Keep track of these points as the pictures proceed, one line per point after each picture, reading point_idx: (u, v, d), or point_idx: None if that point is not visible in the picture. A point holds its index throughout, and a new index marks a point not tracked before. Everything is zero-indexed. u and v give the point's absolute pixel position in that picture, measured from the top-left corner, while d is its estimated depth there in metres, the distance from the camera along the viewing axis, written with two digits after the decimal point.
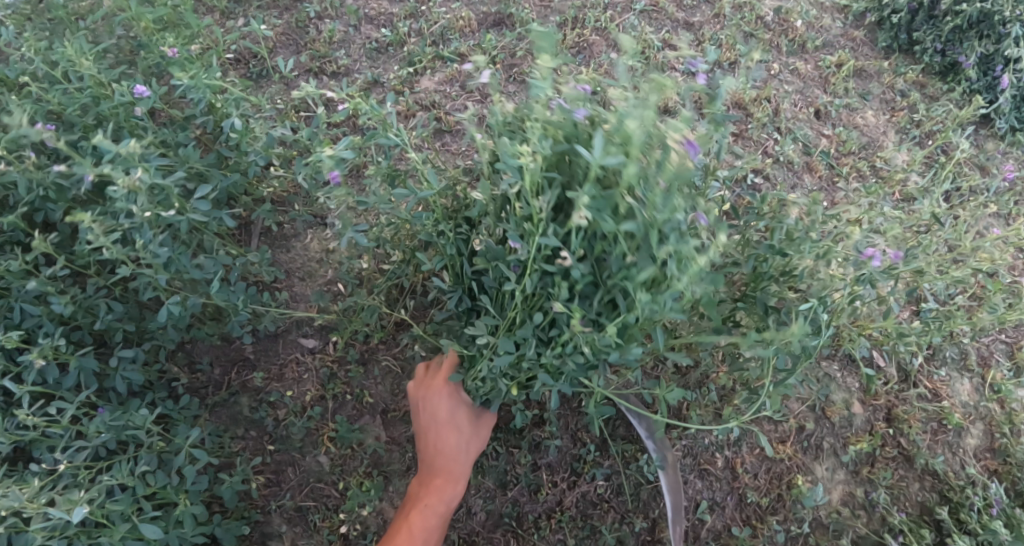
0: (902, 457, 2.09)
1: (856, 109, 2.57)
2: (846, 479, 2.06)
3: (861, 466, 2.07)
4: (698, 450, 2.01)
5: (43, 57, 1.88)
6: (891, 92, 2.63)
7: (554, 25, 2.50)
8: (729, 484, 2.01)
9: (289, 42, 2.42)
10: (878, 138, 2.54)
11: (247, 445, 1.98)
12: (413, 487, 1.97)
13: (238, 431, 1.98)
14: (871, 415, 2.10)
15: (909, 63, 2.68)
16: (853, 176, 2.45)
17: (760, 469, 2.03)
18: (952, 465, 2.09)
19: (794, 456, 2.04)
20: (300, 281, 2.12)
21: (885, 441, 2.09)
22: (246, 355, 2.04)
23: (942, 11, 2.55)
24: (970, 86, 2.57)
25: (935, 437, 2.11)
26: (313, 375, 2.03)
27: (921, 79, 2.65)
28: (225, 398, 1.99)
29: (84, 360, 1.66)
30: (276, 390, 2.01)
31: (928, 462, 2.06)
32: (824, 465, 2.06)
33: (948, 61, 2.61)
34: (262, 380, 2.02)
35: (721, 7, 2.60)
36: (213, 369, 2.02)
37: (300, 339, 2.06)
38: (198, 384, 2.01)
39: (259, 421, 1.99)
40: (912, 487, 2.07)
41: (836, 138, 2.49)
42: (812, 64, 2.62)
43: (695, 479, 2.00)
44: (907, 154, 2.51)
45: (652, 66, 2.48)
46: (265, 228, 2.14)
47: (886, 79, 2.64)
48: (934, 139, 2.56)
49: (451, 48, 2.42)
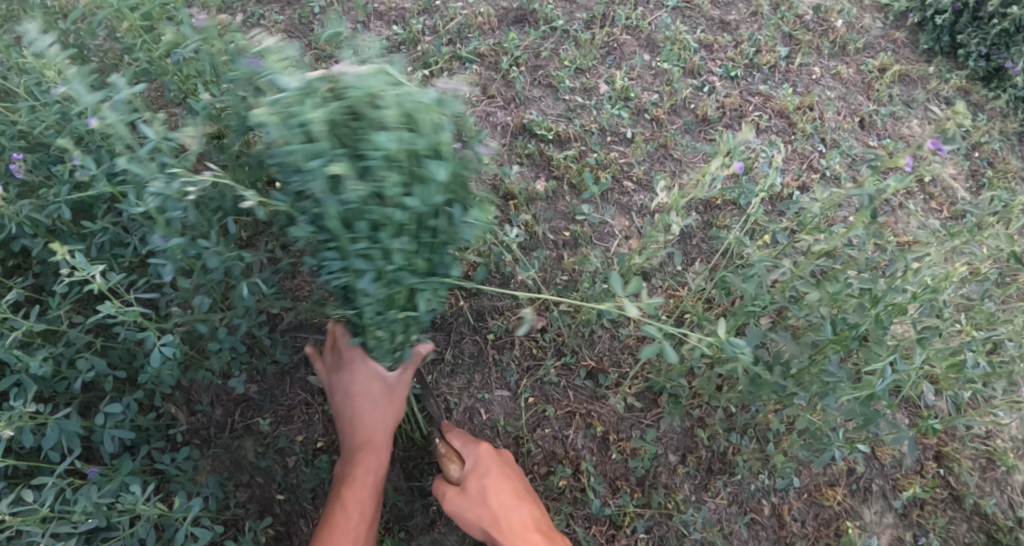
0: (951, 497, 1.97)
1: (902, 118, 2.39)
2: (895, 523, 1.94)
3: (910, 509, 1.95)
4: (743, 497, 1.91)
5: (13, 67, 1.67)
6: (937, 99, 2.45)
7: (581, 22, 2.30)
8: (775, 532, 1.90)
9: (292, 42, 2.21)
10: (923, 149, 2.36)
11: (254, 494, 1.89)
12: (438, 541, 1.88)
13: (243, 479, 1.89)
14: (921, 454, 1.98)
15: (954, 67, 2.51)
16: (901, 193, 2.26)
17: (807, 516, 1.92)
18: (1003, 505, 1.98)
19: (843, 500, 1.92)
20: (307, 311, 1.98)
21: (936, 482, 1.97)
22: (250, 395, 1.95)
23: (988, 13, 2.39)
24: (1017, 93, 2.40)
25: (984, 474, 1.99)
26: (324, 420, 1.95)
27: (966, 86, 2.48)
28: (229, 441, 1.90)
29: (62, 422, 1.49)
30: (284, 434, 1.93)
31: (978, 502, 1.95)
32: (873, 508, 1.94)
33: (993, 67, 2.44)
34: (268, 424, 1.93)
35: (758, 5, 2.41)
36: (214, 409, 1.93)
37: (308, 377, 1.96)
38: (198, 426, 1.91)
39: (267, 468, 1.90)
40: (961, 528, 1.95)
41: (882, 149, 2.31)
42: (854, 67, 2.44)
43: (741, 529, 1.89)
44: (954, 168, 2.34)
45: (688, 70, 2.28)
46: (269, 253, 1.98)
47: (931, 85, 2.46)
48: (981, 150, 2.41)
49: (469, 47, 2.22)
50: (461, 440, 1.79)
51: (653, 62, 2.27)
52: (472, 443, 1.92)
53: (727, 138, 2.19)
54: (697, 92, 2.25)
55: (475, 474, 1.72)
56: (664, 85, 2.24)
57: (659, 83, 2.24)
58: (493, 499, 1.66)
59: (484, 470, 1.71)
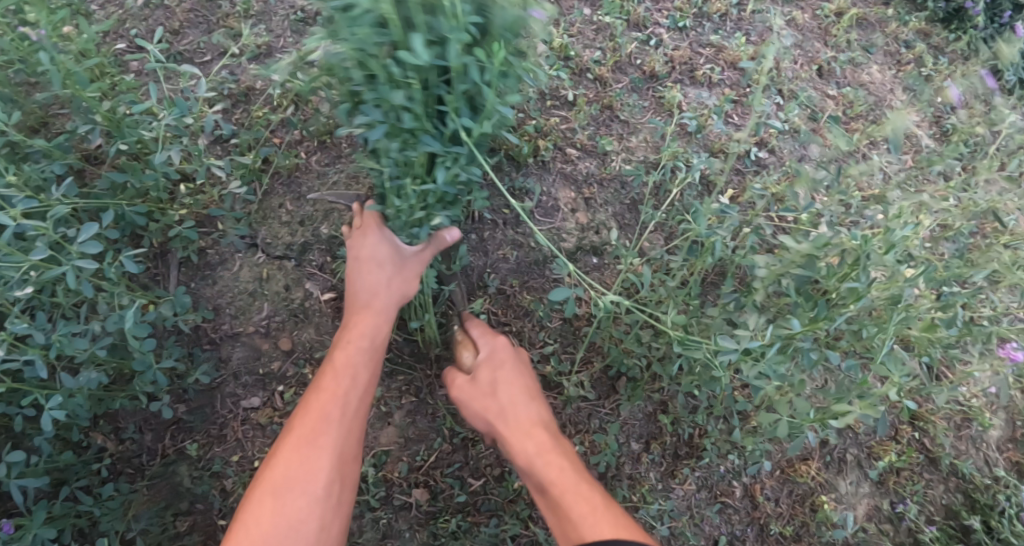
0: (928, 460, 1.91)
1: (861, 65, 2.25)
2: (872, 491, 1.89)
3: (886, 476, 1.89)
4: (713, 481, 1.83)
5: None
6: (896, 43, 2.31)
7: None
8: (748, 514, 1.84)
9: (196, 20, 1.96)
10: (885, 96, 2.23)
11: (196, 522, 1.74)
12: None
13: (182, 506, 1.73)
14: (895, 418, 1.91)
15: (912, 8, 2.36)
16: (864, 144, 2.15)
17: (781, 493, 1.85)
18: (979, 464, 1.94)
19: (817, 475, 1.86)
20: (232, 318, 1.80)
21: (911, 447, 1.91)
22: (180, 415, 1.77)
23: None
24: (978, 34, 2.29)
25: (960, 432, 1.94)
26: (260, 436, 1.77)
27: (925, 28, 2.34)
28: (161, 469, 1.73)
29: None
30: (219, 457, 1.76)
31: (954, 463, 1.90)
32: (848, 479, 1.88)
33: (953, 8, 2.31)
34: (199, 447, 1.76)
35: None
36: (144, 434, 1.76)
37: (239, 391, 1.79)
38: (130, 454, 1.75)
39: (204, 494, 1.74)
40: (938, 490, 1.91)
41: (842, 100, 2.18)
42: (809, 12, 2.28)
43: (712, 515, 1.82)
44: (916, 115, 2.23)
45: (632, 23, 2.10)
46: (183, 256, 1.78)
47: (891, 29, 2.31)
48: (943, 95, 2.29)
49: None
50: (479, 329, 1.64)
51: (594, 16, 2.08)
52: (419, 450, 1.79)
53: (678, 95, 2.04)
54: (644, 47, 2.08)
55: (488, 364, 1.55)
56: (607, 41, 2.06)
57: (602, 39, 2.06)
58: (503, 391, 1.49)
59: (500, 362, 1.55)
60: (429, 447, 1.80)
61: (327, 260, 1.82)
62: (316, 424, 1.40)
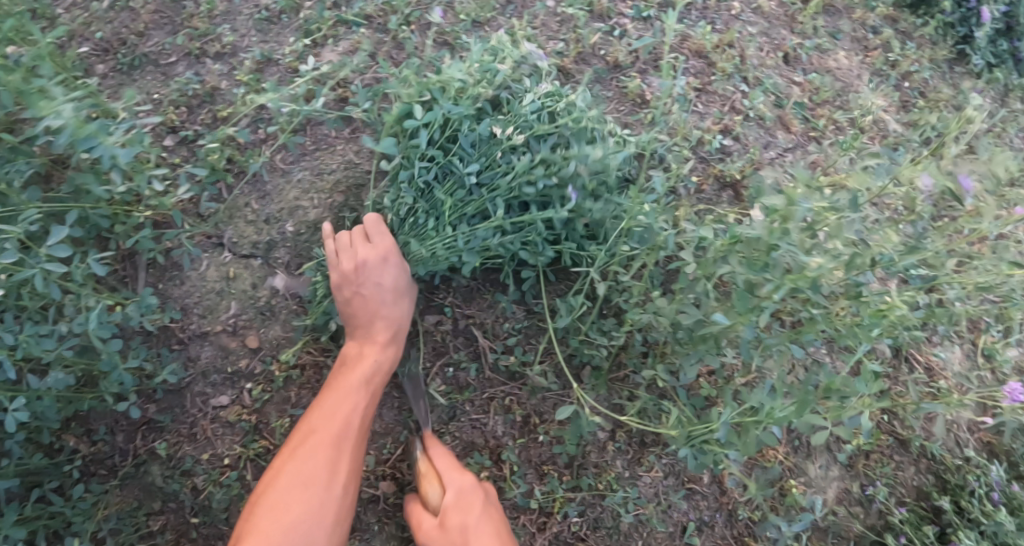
0: (897, 442, 1.93)
1: (828, 51, 2.26)
2: (842, 475, 1.90)
3: (856, 459, 1.91)
4: (681, 468, 1.84)
5: None
6: (864, 29, 2.32)
7: None
8: (717, 500, 1.85)
9: (160, 21, 1.96)
10: (852, 82, 2.24)
11: (168, 521, 1.75)
12: None
13: (154, 506, 1.75)
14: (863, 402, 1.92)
15: None
16: (830, 130, 2.16)
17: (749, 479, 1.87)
18: (948, 445, 1.95)
19: (785, 459, 1.87)
20: (200, 318, 1.81)
21: (879, 430, 1.92)
22: (150, 415, 1.78)
23: None
24: (945, 19, 2.30)
25: (929, 414, 1.95)
26: (229, 434, 1.79)
27: (892, 14, 2.34)
28: (132, 469, 1.75)
29: None
30: (190, 455, 1.77)
31: (923, 444, 1.91)
32: (817, 463, 1.89)
33: None
34: (169, 446, 1.76)
35: None
36: (114, 436, 1.76)
37: (207, 390, 1.80)
38: (101, 456, 1.76)
39: (176, 493, 1.75)
40: (907, 472, 1.92)
41: (808, 86, 2.19)
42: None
43: (681, 502, 1.84)
44: (884, 100, 2.23)
45: (596, 14, 2.11)
46: (149, 258, 1.79)
47: (857, 14, 2.31)
48: (911, 80, 2.30)
49: (354, 9, 2.00)
50: (445, 465, 1.68)
51: (557, 8, 2.09)
52: (386, 444, 1.81)
53: (642, 84, 2.05)
54: (609, 38, 2.09)
55: (456, 507, 1.60)
56: (570, 33, 2.07)
57: (565, 31, 2.07)
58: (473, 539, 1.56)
59: (469, 504, 1.61)
60: (396, 441, 1.82)
61: (293, 258, 1.84)
62: (332, 447, 1.58)
